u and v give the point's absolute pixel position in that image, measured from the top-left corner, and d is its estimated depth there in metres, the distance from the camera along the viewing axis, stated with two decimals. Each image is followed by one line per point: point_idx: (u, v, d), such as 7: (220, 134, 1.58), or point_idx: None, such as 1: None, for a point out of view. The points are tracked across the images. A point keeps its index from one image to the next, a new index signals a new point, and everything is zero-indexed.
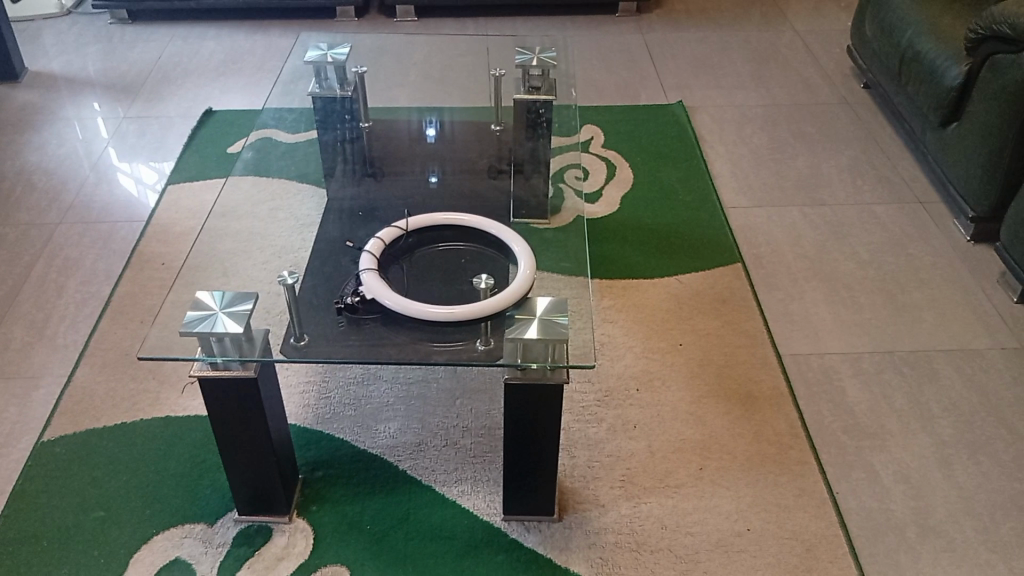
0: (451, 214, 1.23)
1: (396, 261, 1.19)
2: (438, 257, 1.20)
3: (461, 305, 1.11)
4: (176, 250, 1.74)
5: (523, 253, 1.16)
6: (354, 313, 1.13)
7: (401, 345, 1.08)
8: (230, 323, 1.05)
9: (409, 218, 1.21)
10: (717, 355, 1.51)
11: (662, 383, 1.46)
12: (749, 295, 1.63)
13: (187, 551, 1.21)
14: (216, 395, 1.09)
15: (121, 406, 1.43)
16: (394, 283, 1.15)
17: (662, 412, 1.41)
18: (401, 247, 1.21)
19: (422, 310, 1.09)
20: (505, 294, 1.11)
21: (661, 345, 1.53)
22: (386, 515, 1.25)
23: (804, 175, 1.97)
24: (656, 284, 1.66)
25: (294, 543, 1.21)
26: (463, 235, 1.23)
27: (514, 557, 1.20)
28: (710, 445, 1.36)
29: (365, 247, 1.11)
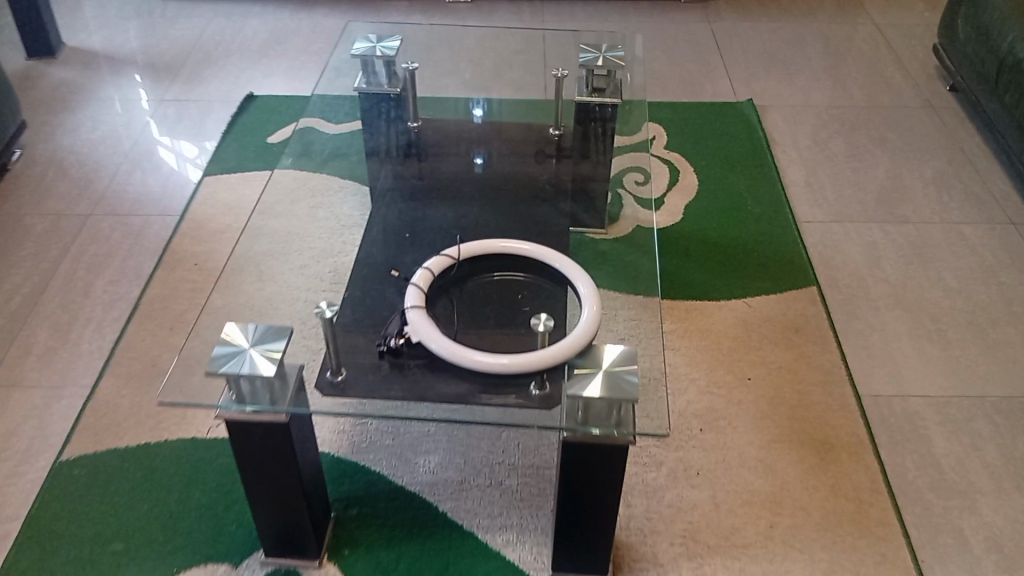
0: (507, 240, 1.10)
1: (444, 293, 1.06)
2: (491, 291, 1.08)
3: (518, 352, 0.99)
4: (210, 249, 1.64)
5: (588, 294, 1.03)
6: (397, 358, 1.02)
7: (451, 395, 0.96)
8: (260, 365, 0.94)
9: (460, 245, 1.08)
10: (789, 393, 1.38)
11: (728, 424, 1.34)
12: (825, 323, 1.49)
13: None
14: (244, 439, 0.99)
15: (147, 424, 1.34)
16: (442, 320, 1.03)
17: (728, 458, 1.29)
18: (450, 277, 1.08)
19: (475, 358, 0.96)
20: (568, 342, 0.98)
21: (727, 379, 1.40)
22: (423, 565, 1.15)
23: (885, 187, 1.81)
24: (721, 306, 1.53)
25: None
26: (518, 263, 1.10)
27: None
28: (780, 499, 1.24)
29: (411, 281, 1.02)
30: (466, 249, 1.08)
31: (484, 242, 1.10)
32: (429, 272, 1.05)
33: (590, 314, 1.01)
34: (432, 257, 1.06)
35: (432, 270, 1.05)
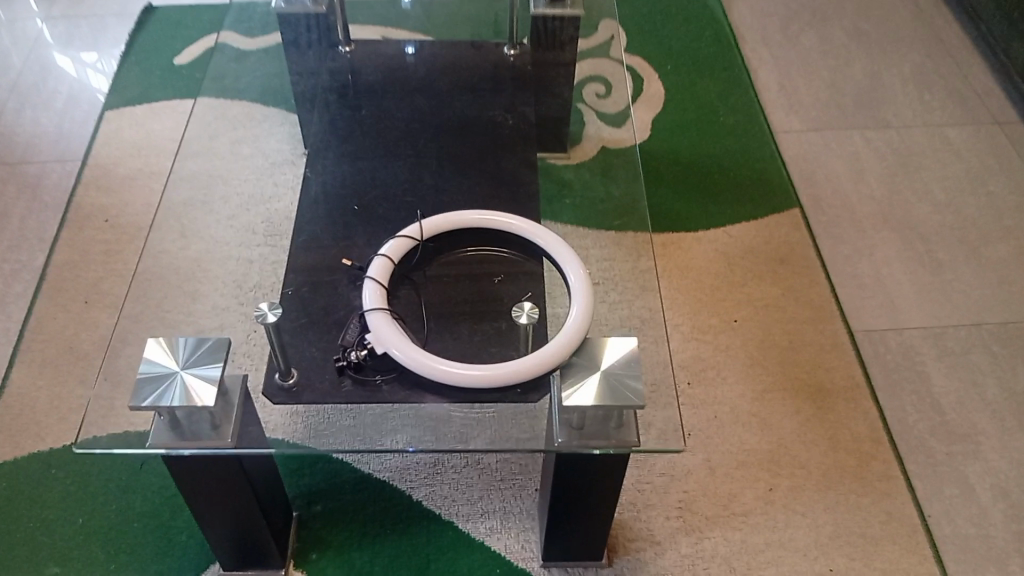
0: (475, 211, 0.93)
1: (406, 284, 0.90)
2: (460, 277, 0.92)
3: (500, 356, 0.84)
4: (122, 200, 1.44)
5: (576, 278, 0.88)
6: (359, 372, 0.89)
7: (436, 415, 0.86)
8: (194, 393, 0.80)
9: (421, 223, 0.91)
10: (779, 334, 1.28)
11: (717, 374, 1.24)
12: (811, 251, 1.39)
13: None
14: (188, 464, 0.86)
15: (71, 420, 1.18)
16: (408, 320, 0.87)
17: (719, 415, 1.20)
18: (411, 262, 0.92)
19: (456, 370, 0.81)
20: (561, 343, 0.83)
21: (712, 322, 1.29)
22: (401, 566, 1.04)
23: (862, 87, 1.68)
24: (700, 238, 1.40)
25: None
26: (489, 237, 0.94)
27: None
28: (779, 456, 1.16)
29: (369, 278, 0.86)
30: (428, 228, 0.91)
31: (453, 217, 0.93)
32: (388, 260, 0.88)
33: (580, 305, 0.86)
34: (388, 241, 0.89)
35: (392, 257, 0.88)
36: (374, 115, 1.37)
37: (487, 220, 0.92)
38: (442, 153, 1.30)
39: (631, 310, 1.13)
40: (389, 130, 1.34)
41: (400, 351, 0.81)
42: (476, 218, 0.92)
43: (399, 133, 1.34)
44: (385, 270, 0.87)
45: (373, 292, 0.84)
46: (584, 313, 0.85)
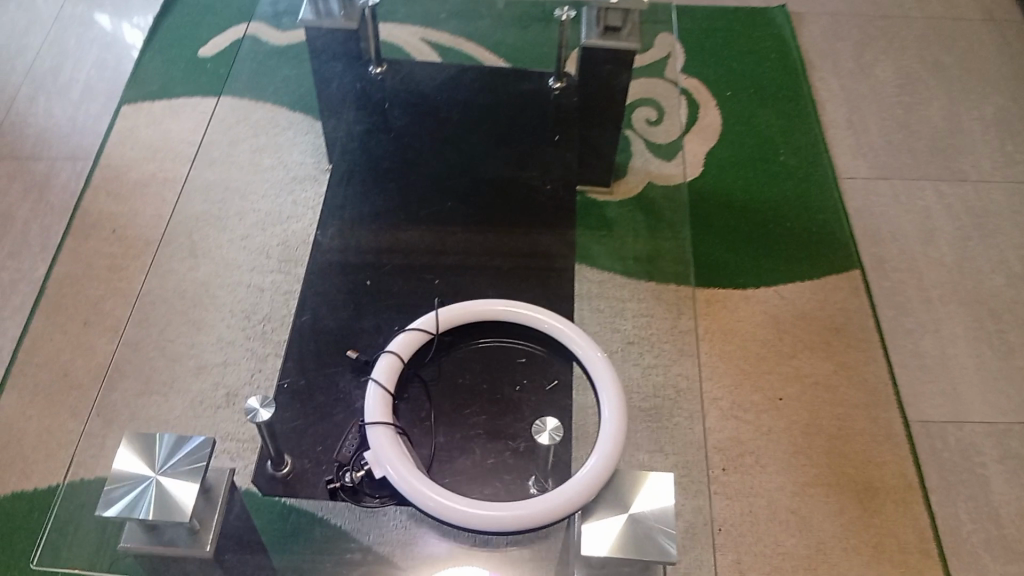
0: (499, 304, 0.83)
1: (417, 385, 0.80)
2: (478, 377, 0.82)
3: (513, 488, 0.74)
4: (132, 209, 1.35)
5: (609, 395, 0.76)
6: (354, 496, 0.80)
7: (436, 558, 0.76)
8: (175, 503, 0.71)
9: (439, 314, 0.81)
10: (827, 418, 1.18)
11: (755, 462, 1.14)
12: (869, 321, 1.27)
13: None
14: None
15: (58, 459, 1.10)
16: (414, 434, 0.77)
17: (755, 510, 1.10)
18: (423, 361, 0.82)
19: (460, 508, 0.70)
20: (586, 477, 0.72)
21: (754, 398, 1.19)
22: None
23: (939, 130, 1.53)
24: (748, 297, 1.28)
25: None
26: (511, 334, 0.84)
27: None
28: (816, 563, 1.06)
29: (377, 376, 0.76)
30: (445, 321, 0.81)
31: (473, 308, 0.82)
32: (397, 358, 0.78)
33: (612, 428, 0.74)
34: (399, 336, 0.79)
35: (401, 355, 0.78)
36: (407, 134, 1.22)
37: (511, 315, 0.82)
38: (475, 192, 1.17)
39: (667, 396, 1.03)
40: (419, 158, 1.20)
41: (400, 475, 0.71)
42: (499, 313, 0.82)
43: (432, 167, 1.19)
44: (393, 371, 0.77)
45: (377, 400, 0.74)
46: (616, 439, 0.74)
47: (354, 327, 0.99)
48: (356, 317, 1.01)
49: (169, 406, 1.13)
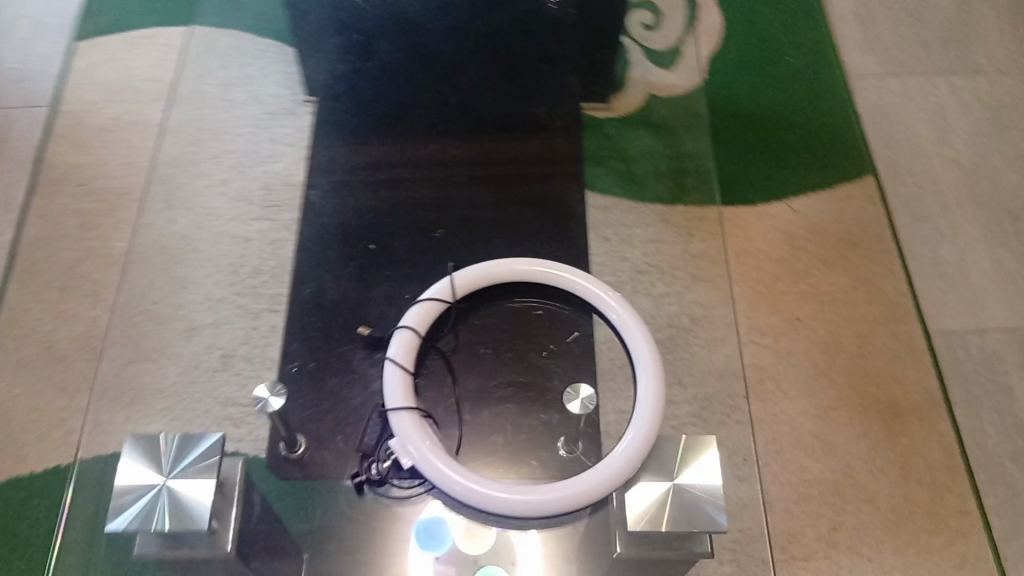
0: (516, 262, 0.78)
1: (436, 356, 0.77)
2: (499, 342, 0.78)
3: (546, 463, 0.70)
4: (99, 159, 1.25)
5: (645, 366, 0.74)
6: (381, 488, 0.77)
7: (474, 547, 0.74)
8: (191, 510, 0.66)
9: (455, 280, 0.76)
10: (847, 337, 1.14)
11: (776, 387, 1.10)
12: (885, 231, 1.22)
13: None
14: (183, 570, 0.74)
15: (53, 437, 1.05)
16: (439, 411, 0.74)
17: (778, 437, 1.07)
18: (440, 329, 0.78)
19: (502, 497, 0.67)
20: (626, 455, 0.70)
21: (772, 321, 1.15)
22: None
23: (949, 19, 1.44)
24: (761, 214, 1.23)
25: None
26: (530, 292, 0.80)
27: None
28: (843, 488, 1.04)
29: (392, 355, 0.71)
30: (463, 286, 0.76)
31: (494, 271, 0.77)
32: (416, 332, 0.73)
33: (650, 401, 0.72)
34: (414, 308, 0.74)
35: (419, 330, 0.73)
36: (396, 65, 1.10)
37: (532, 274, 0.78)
38: (471, 130, 1.06)
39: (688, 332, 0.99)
40: (407, 85, 1.09)
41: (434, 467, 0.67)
42: (520, 271, 0.77)
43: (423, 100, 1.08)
44: (411, 349, 0.72)
45: (399, 384, 0.70)
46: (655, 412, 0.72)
47: (363, 299, 0.92)
48: (361, 286, 0.93)
49: (164, 373, 1.08)
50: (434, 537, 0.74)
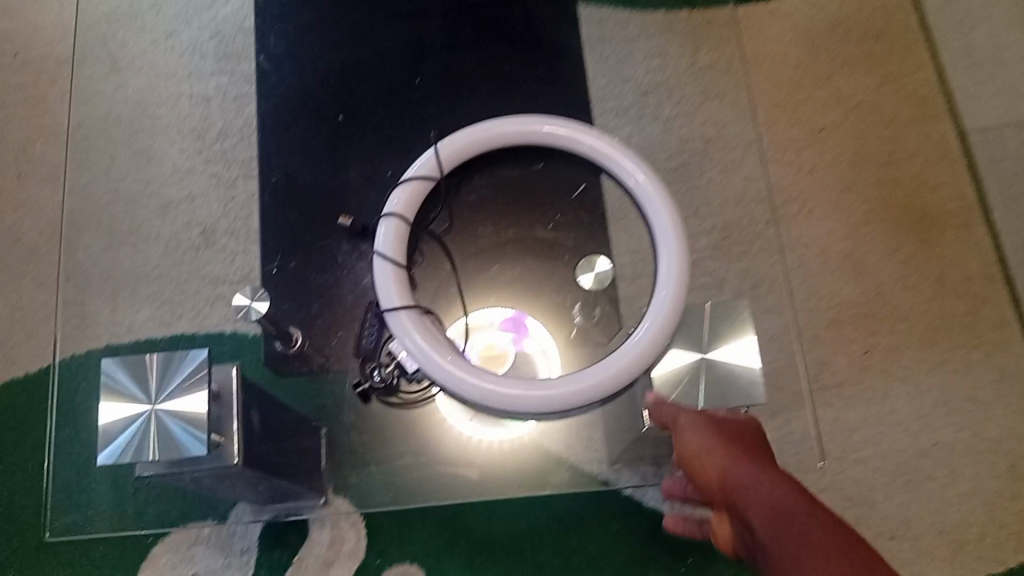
0: (505, 121, 0.69)
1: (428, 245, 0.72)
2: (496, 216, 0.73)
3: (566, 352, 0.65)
4: (30, 24, 1.11)
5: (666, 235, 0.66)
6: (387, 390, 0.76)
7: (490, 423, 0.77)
8: (177, 438, 0.61)
9: (439, 151, 0.68)
10: (875, 143, 1.04)
11: (802, 207, 1.01)
12: (913, 18, 1.09)
13: (203, 569, 0.89)
14: (187, 476, 0.68)
15: (37, 336, 0.98)
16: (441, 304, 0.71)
17: (806, 261, 0.99)
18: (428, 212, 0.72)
19: (514, 393, 0.61)
20: (650, 332, 0.64)
21: (793, 133, 1.04)
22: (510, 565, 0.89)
23: None
24: (775, 10, 1.09)
25: (341, 537, 0.90)
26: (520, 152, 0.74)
27: (634, 525, 0.90)
28: (877, 309, 0.97)
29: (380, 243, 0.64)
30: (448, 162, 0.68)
31: (490, 135, 0.68)
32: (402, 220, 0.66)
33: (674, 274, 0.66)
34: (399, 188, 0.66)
35: (405, 217, 0.66)
36: None
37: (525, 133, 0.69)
38: None
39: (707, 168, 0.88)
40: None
41: (443, 370, 0.61)
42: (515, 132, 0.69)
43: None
44: (401, 238, 0.65)
45: (393, 283, 0.63)
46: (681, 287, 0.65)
47: (340, 182, 0.84)
48: (334, 165, 0.85)
49: (144, 256, 1.00)
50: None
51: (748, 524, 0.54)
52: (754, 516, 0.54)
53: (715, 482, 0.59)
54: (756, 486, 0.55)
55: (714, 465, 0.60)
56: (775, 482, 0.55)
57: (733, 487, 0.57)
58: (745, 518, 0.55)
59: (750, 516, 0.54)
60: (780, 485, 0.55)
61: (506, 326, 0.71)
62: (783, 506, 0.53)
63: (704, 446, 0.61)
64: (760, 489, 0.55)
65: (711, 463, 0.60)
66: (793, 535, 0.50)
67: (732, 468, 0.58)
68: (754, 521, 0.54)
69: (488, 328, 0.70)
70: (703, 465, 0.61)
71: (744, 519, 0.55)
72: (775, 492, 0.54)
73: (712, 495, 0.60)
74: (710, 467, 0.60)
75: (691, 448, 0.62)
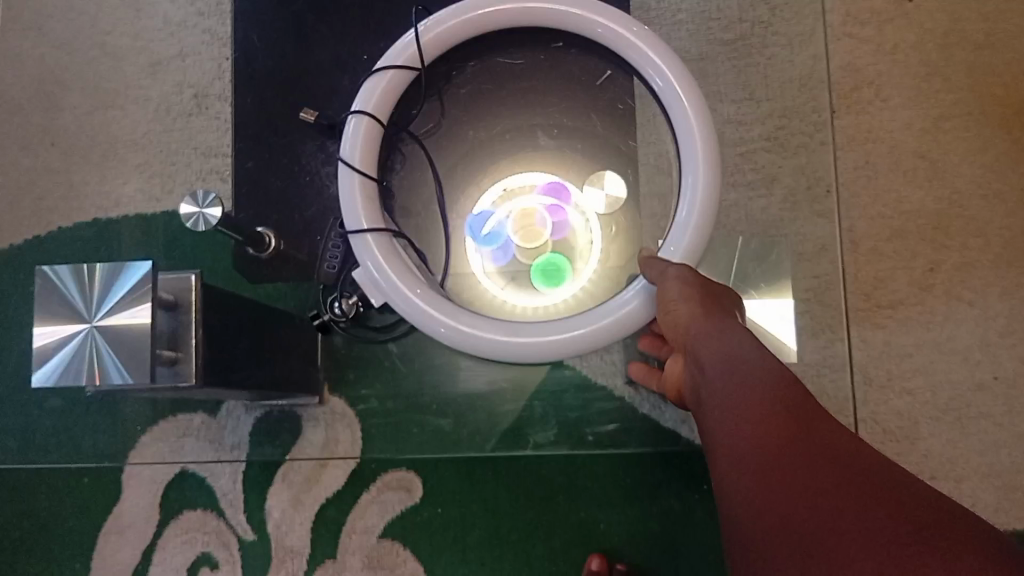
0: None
1: (398, 142, 0.79)
2: (461, 116, 0.79)
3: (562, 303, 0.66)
4: None
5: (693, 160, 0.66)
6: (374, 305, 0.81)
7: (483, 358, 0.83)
8: (111, 369, 0.54)
9: (418, 40, 0.69)
10: (975, 16, 0.87)
11: (876, 94, 0.86)
12: None
13: (194, 460, 0.84)
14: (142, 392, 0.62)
15: (22, 205, 0.92)
16: (412, 204, 0.78)
17: (874, 159, 0.85)
18: (399, 109, 0.78)
19: (494, 341, 0.65)
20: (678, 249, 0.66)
21: (876, 1, 0.87)
22: (512, 479, 0.82)
23: None
24: None
25: (335, 439, 0.83)
26: (497, 41, 0.78)
27: (649, 446, 0.81)
28: (950, 219, 0.84)
29: (350, 135, 0.69)
30: (423, 52, 0.70)
31: (514, 19, 0.70)
32: (370, 123, 0.69)
33: (697, 200, 0.66)
34: (372, 87, 0.70)
35: (375, 118, 0.70)
36: None
37: (521, 15, 0.70)
38: None
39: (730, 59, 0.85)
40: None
41: (417, 306, 0.66)
42: (537, 15, 0.70)
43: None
44: (367, 143, 0.69)
45: (358, 198, 0.68)
46: (703, 220, 0.66)
47: None
48: None
49: (133, 121, 0.91)
50: (492, 235, 0.77)
51: (704, 367, 0.53)
52: (710, 361, 0.53)
53: (683, 329, 0.58)
54: (717, 334, 0.54)
55: (686, 312, 0.58)
56: (738, 334, 0.54)
57: (698, 334, 0.55)
58: (700, 360, 0.53)
59: (711, 362, 0.53)
60: (745, 340, 0.53)
61: (547, 191, 0.78)
62: (743, 357, 0.51)
63: (681, 294, 0.59)
64: (723, 337, 0.54)
65: (685, 309, 0.58)
66: (742, 379, 0.49)
67: (702, 317, 0.57)
68: (708, 362, 0.53)
69: (532, 194, 0.78)
70: (678, 313, 0.59)
71: (702, 364, 0.54)
72: (736, 343, 0.53)
73: (678, 339, 0.59)
74: (684, 312, 0.58)
75: (670, 296, 0.60)
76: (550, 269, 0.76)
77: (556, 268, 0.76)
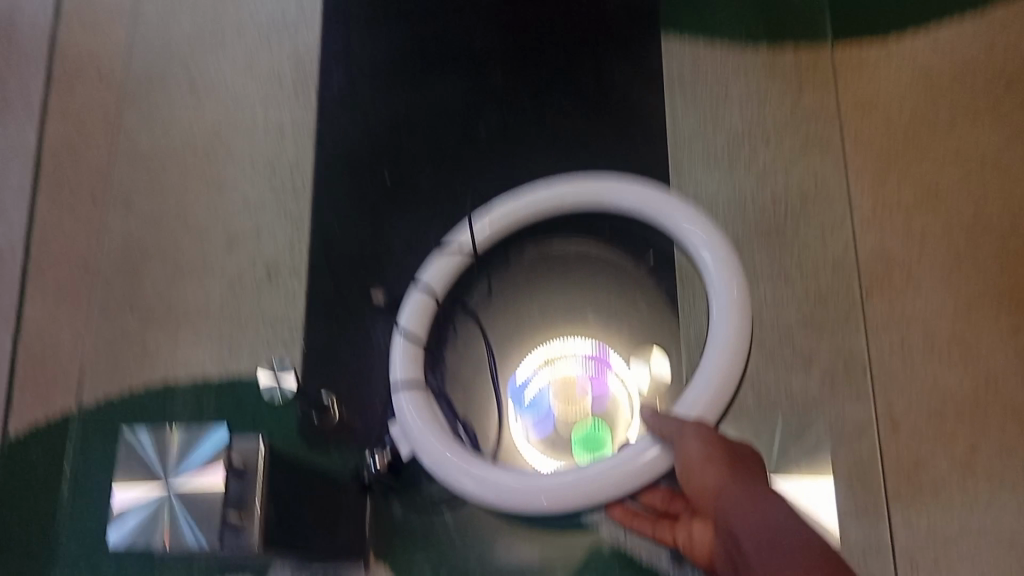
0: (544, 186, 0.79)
1: (455, 310, 0.86)
2: (512, 295, 0.86)
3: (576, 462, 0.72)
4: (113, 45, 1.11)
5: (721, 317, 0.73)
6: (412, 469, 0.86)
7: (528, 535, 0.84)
8: (179, 528, 0.58)
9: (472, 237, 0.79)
10: (996, 208, 0.92)
11: (907, 280, 0.91)
12: None
13: None
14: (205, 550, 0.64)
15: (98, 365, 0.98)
16: (465, 376, 0.84)
17: (908, 342, 0.89)
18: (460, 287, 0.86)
19: (514, 489, 0.70)
20: (711, 395, 0.71)
21: (902, 192, 0.94)
22: None
23: None
24: (890, 51, 0.99)
25: None
26: (551, 229, 0.88)
27: None
28: (988, 401, 0.86)
29: (404, 318, 0.78)
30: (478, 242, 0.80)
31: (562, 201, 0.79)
32: (431, 296, 0.79)
33: (726, 351, 0.72)
34: (431, 270, 0.79)
35: (432, 294, 0.79)
36: None
37: (565, 202, 0.79)
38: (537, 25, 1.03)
39: (765, 246, 0.91)
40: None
41: (451, 461, 0.72)
42: (578, 197, 0.79)
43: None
44: (422, 314, 0.78)
45: (406, 360, 0.76)
46: (731, 369, 0.72)
47: None
48: None
49: (208, 291, 0.99)
50: (533, 402, 0.81)
51: (735, 531, 0.62)
52: (742, 526, 0.61)
53: (710, 492, 0.66)
54: (745, 498, 0.63)
55: (712, 475, 0.66)
56: (761, 497, 0.63)
57: (726, 499, 0.64)
58: (734, 526, 0.62)
59: (737, 528, 0.62)
60: (769, 502, 0.62)
61: (589, 359, 0.82)
62: (771, 521, 0.60)
63: (704, 455, 0.67)
64: (751, 503, 0.62)
65: (711, 472, 0.66)
66: (774, 544, 0.58)
67: (728, 480, 0.65)
68: (739, 527, 0.62)
69: (572, 359, 0.82)
70: (699, 474, 0.67)
71: (732, 526, 0.63)
72: (762, 510, 0.61)
73: (703, 500, 0.67)
74: (708, 477, 0.66)
75: (692, 455, 0.67)
76: (589, 438, 0.78)
77: (596, 437, 0.78)
